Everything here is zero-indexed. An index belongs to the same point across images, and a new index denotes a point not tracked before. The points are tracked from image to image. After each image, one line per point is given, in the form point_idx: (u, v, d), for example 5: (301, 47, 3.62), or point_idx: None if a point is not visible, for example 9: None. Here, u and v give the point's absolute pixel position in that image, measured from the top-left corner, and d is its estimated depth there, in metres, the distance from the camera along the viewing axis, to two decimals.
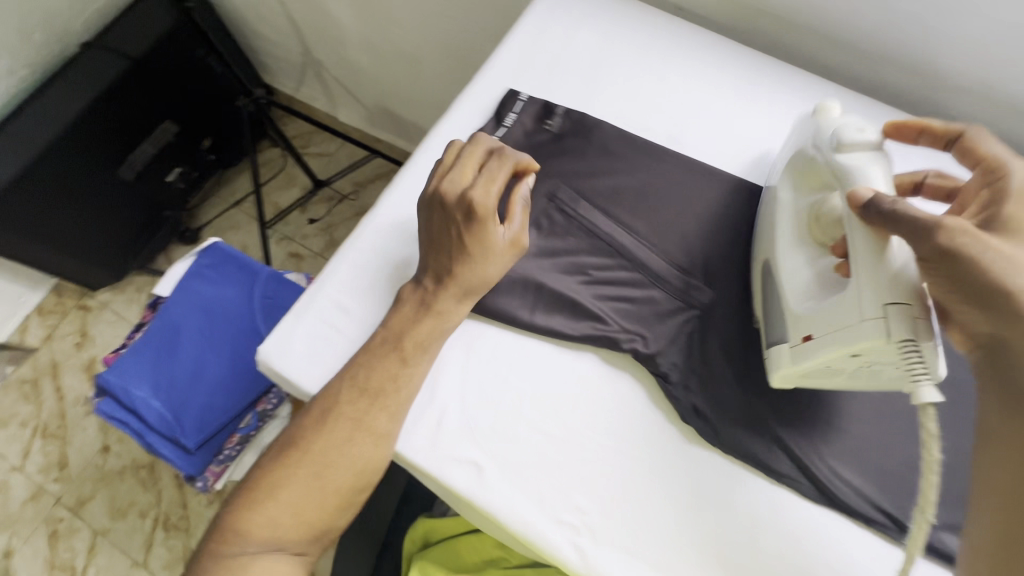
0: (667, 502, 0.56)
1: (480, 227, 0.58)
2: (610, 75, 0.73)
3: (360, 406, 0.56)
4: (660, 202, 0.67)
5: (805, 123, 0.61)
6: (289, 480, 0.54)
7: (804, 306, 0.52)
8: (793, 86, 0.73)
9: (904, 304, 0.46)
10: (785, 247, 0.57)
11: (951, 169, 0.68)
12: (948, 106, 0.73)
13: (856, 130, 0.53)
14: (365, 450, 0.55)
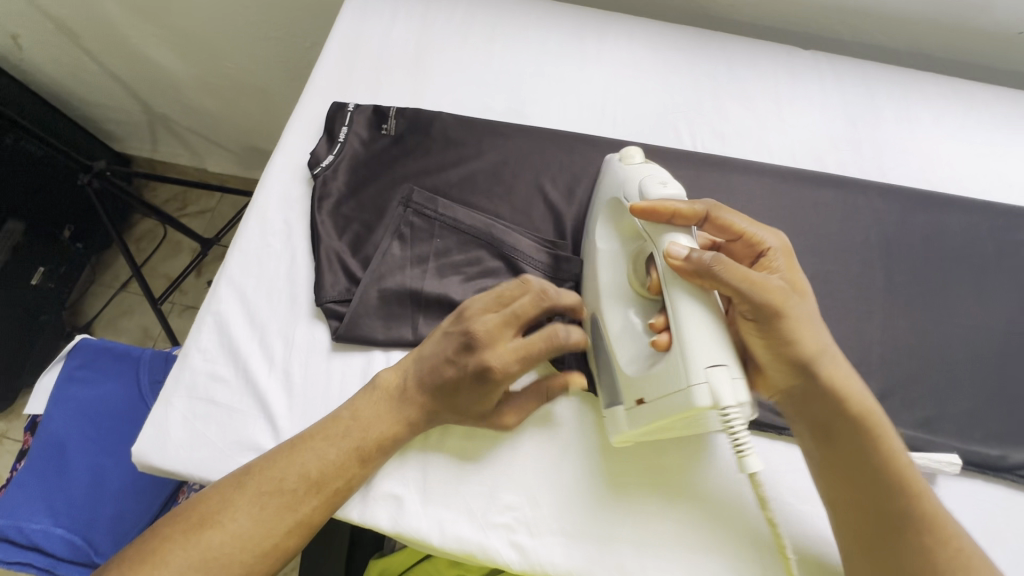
0: (590, 469, 0.56)
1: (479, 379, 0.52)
2: (437, 65, 0.71)
3: (289, 476, 0.51)
4: (517, 179, 0.66)
5: (610, 173, 0.59)
6: (191, 548, 0.47)
7: (636, 367, 0.50)
8: (620, 29, 0.73)
9: (725, 365, 0.45)
10: (608, 299, 0.54)
11: (780, 72, 0.70)
12: (758, 19, 0.76)
13: (660, 185, 0.51)
14: (287, 517, 0.50)
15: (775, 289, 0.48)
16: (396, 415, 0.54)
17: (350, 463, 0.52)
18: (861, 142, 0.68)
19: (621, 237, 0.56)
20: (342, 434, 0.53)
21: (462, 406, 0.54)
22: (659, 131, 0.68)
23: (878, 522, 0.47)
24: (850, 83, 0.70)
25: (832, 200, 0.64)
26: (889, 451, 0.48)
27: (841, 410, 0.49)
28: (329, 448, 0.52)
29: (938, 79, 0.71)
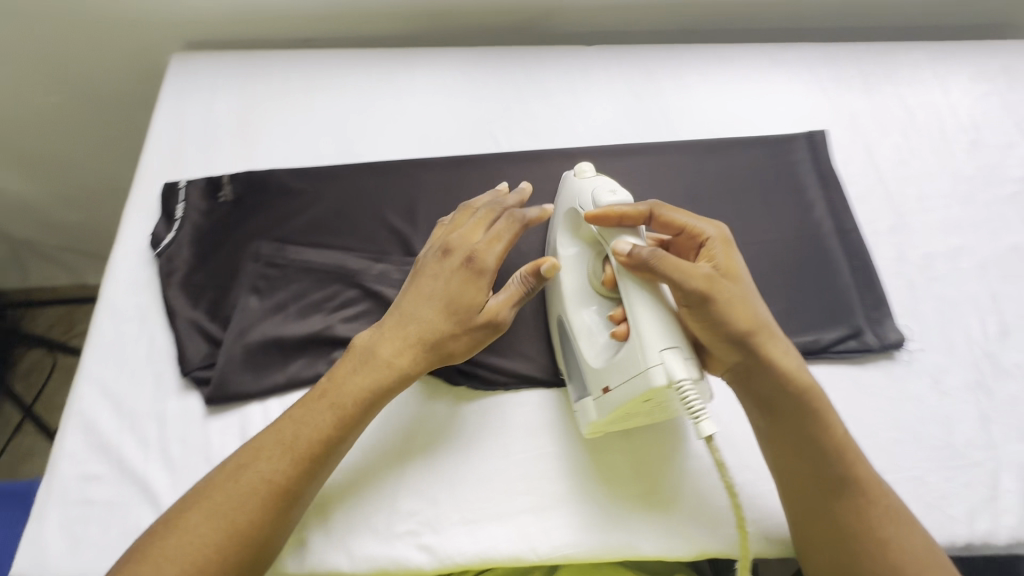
0: (481, 456, 0.59)
1: (457, 274, 0.57)
2: (263, 128, 0.76)
3: (271, 449, 0.51)
4: (359, 212, 0.70)
5: (566, 187, 0.63)
6: (171, 538, 0.47)
7: (599, 359, 0.55)
8: (426, 63, 0.80)
9: (676, 348, 0.49)
10: (571, 300, 0.59)
11: (571, 68, 0.80)
12: (546, 29, 0.86)
13: (610, 194, 0.57)
14: (262, 491, 0.49)
15: (709, 280, 0.51)
16: (393, 365, 0.55)
17: (335, 429, 0.53)
18: (651, 112, 0.78)
19: (582, 243, 0.60)
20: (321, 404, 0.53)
21: (439, 322, 0.56)
22: (479, 142, 0.76)
23: (816, 487, 0.51)
24: (631, 67, 0.81)
25: (633, 168, 0.73)
26: (834, 421, 0.53)
27: (784, 385, 0.52)
28: (319, 418, 0.53)
29: (700, 47, 0.83)
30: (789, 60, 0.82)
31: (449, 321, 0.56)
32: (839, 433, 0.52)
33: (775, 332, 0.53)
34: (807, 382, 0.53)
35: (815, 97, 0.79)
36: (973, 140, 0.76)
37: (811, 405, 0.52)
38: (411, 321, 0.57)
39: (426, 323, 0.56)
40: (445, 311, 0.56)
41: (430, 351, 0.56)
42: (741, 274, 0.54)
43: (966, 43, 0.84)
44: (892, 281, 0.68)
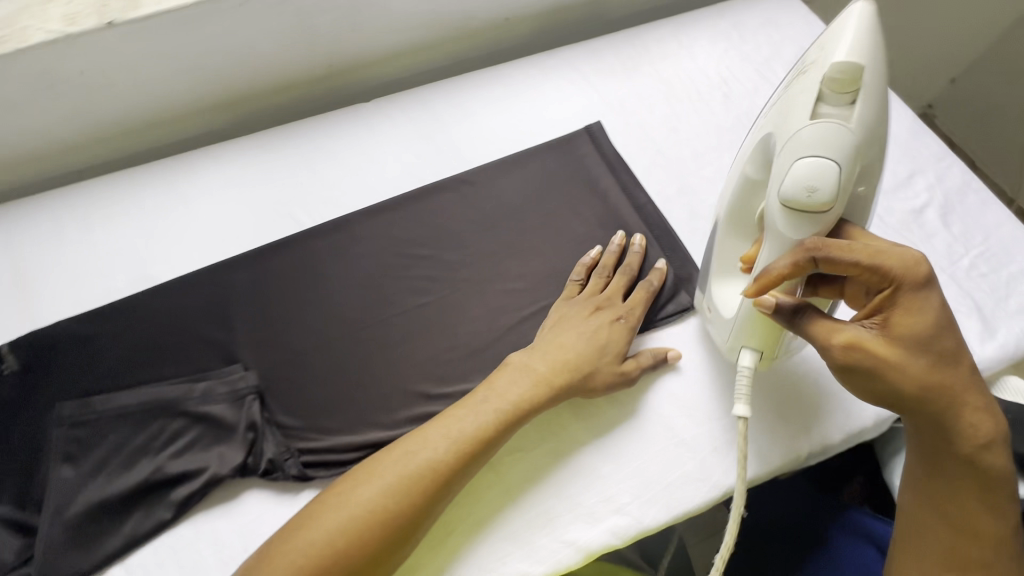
0: None
1: (614, 331, 0.64)
2: (44, 279, 0.70)
3: (382, 481, 0.54)
4: (168, 338, 0.66)
5: (791, 107, 0.52)
6: (303, 536, 0.51)
7: (722, 276, 0.62)
8: (207, 161, 0.78)
9: (752, 349, 0.57)
10: (729, 224, 0.60)
11: (356, 128, 0.81)
12: (324, 95, 0.87)
13: (807, 198, 0.49)
14: (372, 520, 0.52)
15: (882, 361, 0.47)
16: (546, 400, 0.60)
17: (446, 462, 0.55)
18: (441, 148, 0.80)
19: (758, 168, 0.56)
20: (438, 436, 0.56)
21: (586, 385, 0.61)
22: (280, 224, 0.74)
23: (938, 520, 0.52)
24: (413, 109, 0.83)
25: (436, 206, 0.75)
26: (1005, 485, 0.52)
27: (955, 453, 0.51)
28: (434, 448, 0.56)
29: (475, 73, 0.87)
30: (555, 64, 0.87)
31: (569, 385, 0.61)
32: (983, 453, 0.51)
33: (971, 425, 0.50)
34: (985, 439, 0.51)
35: (585, 92, 0.85)
36: (727, 93, 0.85)
37: (950, 419, 0.49)
38: (551, 387, 0.60)
39: (551, 382, 0.60)
40: (579, 382, 0.61)
41: (565, 396, 0.61)
42: (933, 329, 0.47)
43: (701, 10, 0.94)
44: (690, 238, 0.74)
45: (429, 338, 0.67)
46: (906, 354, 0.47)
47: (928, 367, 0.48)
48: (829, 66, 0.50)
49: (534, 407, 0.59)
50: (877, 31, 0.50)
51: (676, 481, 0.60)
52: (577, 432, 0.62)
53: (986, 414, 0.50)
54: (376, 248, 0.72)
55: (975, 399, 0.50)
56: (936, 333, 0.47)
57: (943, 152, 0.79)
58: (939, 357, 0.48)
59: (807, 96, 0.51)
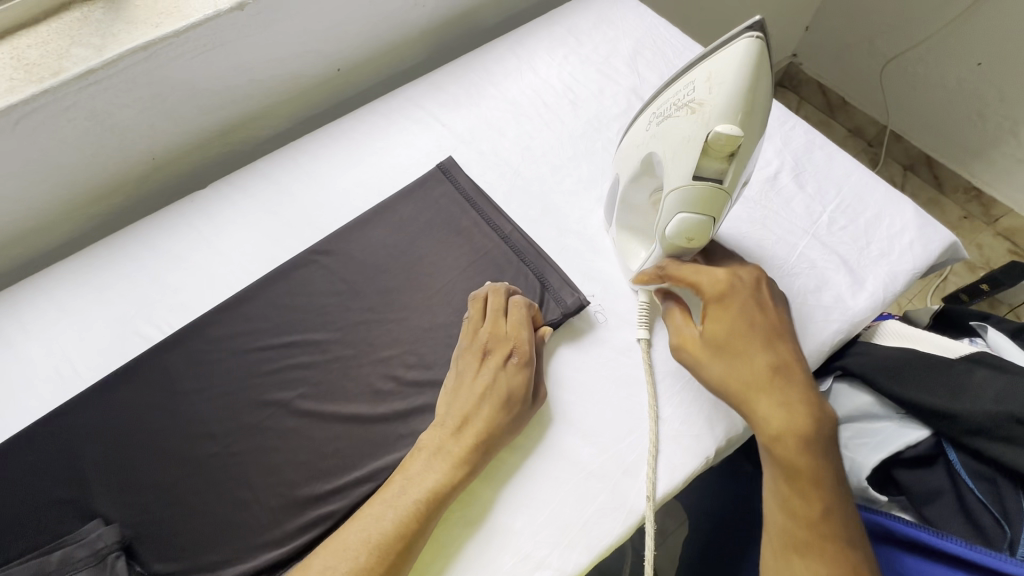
0: None
1: (513, 368, 0.60)
2: None
3: (366, 524, 0.53)
4: (9, 510, 0.58)
5: (674, 142, 0.47)
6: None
7: (625, 231, 0.66)
8: (29, 295, 0.70)
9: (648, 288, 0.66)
10: (634, 185, 0.60)
11: (195, 219, 0.75)
12: (153, 189, 0.80)
13: (686, 245, 0.50)
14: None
15: (694, 356, 0.58)
16: (467, 472, 0.56)
17: (371, 568, 0.50)
18: (292, 221, 0.75)
19: (646, 166, 0.57)
20: (355, 542, 0.52)
21: (507, 431, 0.58)
22: (125, 346, 0.67)
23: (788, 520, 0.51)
24: (254, 186, 0.77)
25: (294, 286, 0.70)
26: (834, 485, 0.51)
27: (780, 450, 0.52)
28: (352, 559, 0.51)
29: (315, 133, 0.82)
30: (397, 106, 0.84)
31: (489, 445, 0.57)
32: (794, 449, 0.52)
33: (778, 416, 0.53)
34: (791, 430, 0.52)
35: (433, 130, 0.82)
36: (573, 100, 0.85)
37: (751, 408, 0.54)
38: (471, 452, 0.57)
39: (467, 455, 0.56)
40: (497, 433, 0.58)
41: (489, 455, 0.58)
42: (736, 330, 0.56)
43: (534, 21, 0.94)
44: (563, 256, 0.72)
45: (308, 431, 0.62)
46: (715, 351, 0.56)
47: (736, 368, 0.55)
48: (707, 131, 0.44)
49: (450, 487, 0.55)
50: (762, 75, 0.43)
51: (592, 518, 0.57)
52: (482, 493, 0.58)
53: (793, 408, 0.53)
54: (236, 346, 0.66)
55: (774, 396, 0.53)
56: (734, 334, 0.56)
57: (786, 114, 0.81)
58: (736, 354, 0.56)
59: (689, 136, 0.46)
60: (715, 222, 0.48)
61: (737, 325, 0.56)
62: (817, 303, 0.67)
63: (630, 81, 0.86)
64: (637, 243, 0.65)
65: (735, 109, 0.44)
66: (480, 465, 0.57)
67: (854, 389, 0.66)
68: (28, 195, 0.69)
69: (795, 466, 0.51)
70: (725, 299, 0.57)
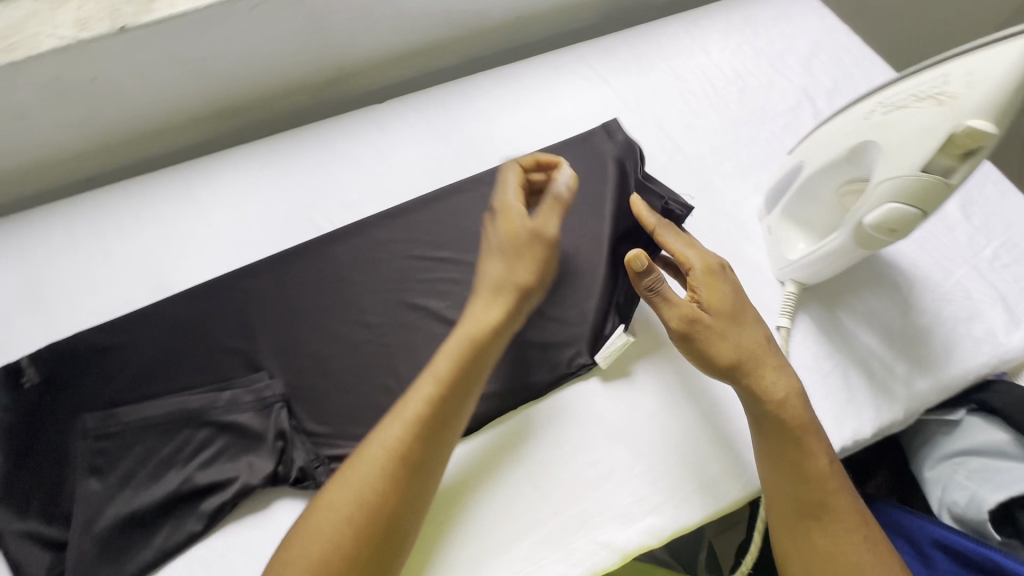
0: None
1: (505, 216, 0.62)
2: (61, 289, 0.69)
3: (421, 404, 0.55)
4: (188, 346, 0.65)
5: (916, 132, 0.51)
6: (297, 551, 0.50)
7: (785, 221, 0.68)
8: (220, 166, 0.77)
9: (794, 282, 0.68)
10: (812, 177, 0.62)
11: (371, 130, 0.80)
12: (333, 96, 0.86)
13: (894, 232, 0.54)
14: (360, 522, 0.50)
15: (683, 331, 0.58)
16: (481, 324, 0.58)
17: (409, 445, 0.53)
18: (458, 149, 0.79)
19: (854, 152, 0.58)
20: (391, 419, 0.55)
21: (512, 271, 0.60)
22: (298, 229, 0.73)
23: (802, 487, 0.55)
24: (427, 110, 0.82)
25: (456, 208, 0.74)
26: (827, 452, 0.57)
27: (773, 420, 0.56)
28: (387, 434, 0.54)
29: (489, 73, 0.86)
30: (568, 63, 0.87)
31: (501, 288, 0.60)
32: (795, 413, 0.57)
33: (772, 390, 0.57)
34: (784, 397, 0.57)
35: (599, 91, 0.84)
36: (742, 89, 0.85)
37: (760, 382, 0.57)
38: (478, 299, 0.60)
39: (484, 308, 0.59)
40: (509, 275, 0.60)
41: (510, 304, 0.60)
42: (733, 308, 0.59)
43: (712, 5, 0.94)
44: (713, 234, 0.73)
45: None
46: (716, 331, 0.58)
47: (731, 344, 0.58)
48: (959, 124, 0.49)
49: (472, 350, 0.57)
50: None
51: (708, 480, 0.60)
52: (608, 432, 0.62)
53: (778, 377, 0.58)
54: (397, 251, 0.71)
55: (770, 368, 0.58)
56: (736, 307, 0.59)
57: None
58: (723, 325, 0.58)
59: (937, 128, 0.50)
60: (930, 212, 0.52)
61: (733, 298, 0.60)
62: (967, 332, 0.67)
63: (802, 81, 0.86)
64: (796, 236, 0.67)
65: (993, 110, 0.48)
66: (492, 318, 0.59)
67: (987, 424, 0.65)
68: (239, 76, 0.76)
69: (801, 429, 0.56)
70: (716, 279, 0.60)
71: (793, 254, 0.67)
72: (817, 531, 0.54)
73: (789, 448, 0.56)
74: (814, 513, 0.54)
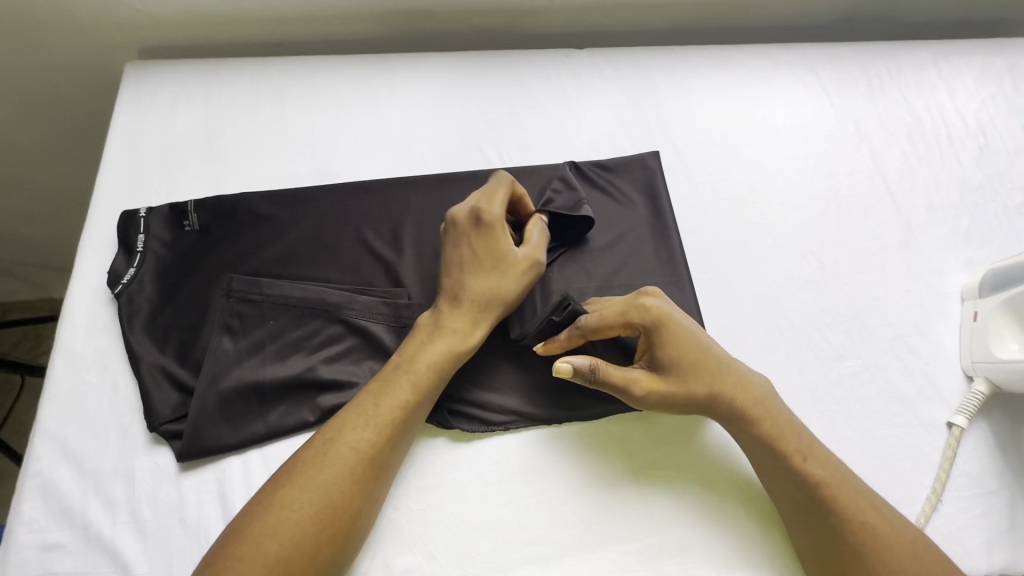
0: (500, 485, 0.56)
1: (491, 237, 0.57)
2: (233, 145, 0.70)
3: (395, 401, 0.52)
4: (339, 239, 0.64)
5: None
6: (251, 548, 0.45)
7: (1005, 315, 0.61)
8: (406, 69, 0.75)
9: (986, 379, 0.60)
10: None
11: (563, 77, 0.75)
12: (531, 28, 0.81)
13: None
14: (321, 527, 0.47)
15: (648, 382, 0.53)
16: (455, 335, 0.55)
17: (376, 453, 0.50)
18: (649, 121, 0.73)
19: None
20: (356, 422, 0.51)
21: (495, 297, 0.57)
22: (466, 156, 0.70)
23: (801, 490, 0.52)
24: (627, 71, 0.76)
25: (601, 184, 0.68)
26: (805, 444, 0.54)
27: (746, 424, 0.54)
28: (352, 434, 0.50)
29: (701, 49, 0.78)
30: (792, 61, 0.77)
31: (477, 305, 0.56)
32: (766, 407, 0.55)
33: (750, 402, 0.54)
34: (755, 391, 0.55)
35: (818, 103, 0.75)
36: (982, 148, 0.73)
37: (737, 389, 0.54)
38: (452, 315, 0.56)
39: (459, 323, 0.56)
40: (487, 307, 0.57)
41: (476, 309, 0.56)
42: (694, 351, 0.54)
43: (971, 41, 0.81)
44: (902, 300, 0.65)
45: None
46: (666, 370, 0.54)
47: (668, 371, 0.54)
48: None
49: (447, 358, 0.55)
50: None
51: None
52: (724, 470, 0.59)
53: (775, 403, 0.56)
54: None
55: (742, 386, 0.55)
56: (693, 357, 0.54)
57: None
58: (677, 370, 0.53)
59: None
60: None
61: (692, 348, 0.54)
62: None
63: None
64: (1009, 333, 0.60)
65: None
66: (469, 337, 0.56)
67: None
68: None
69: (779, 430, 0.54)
70: (664, 326, 0.54)
71: (1000, 350, 0.59)
72: (824, 533, 0.51)
73: (772, 466, 0.54)
74: (813, 511, 0.51)
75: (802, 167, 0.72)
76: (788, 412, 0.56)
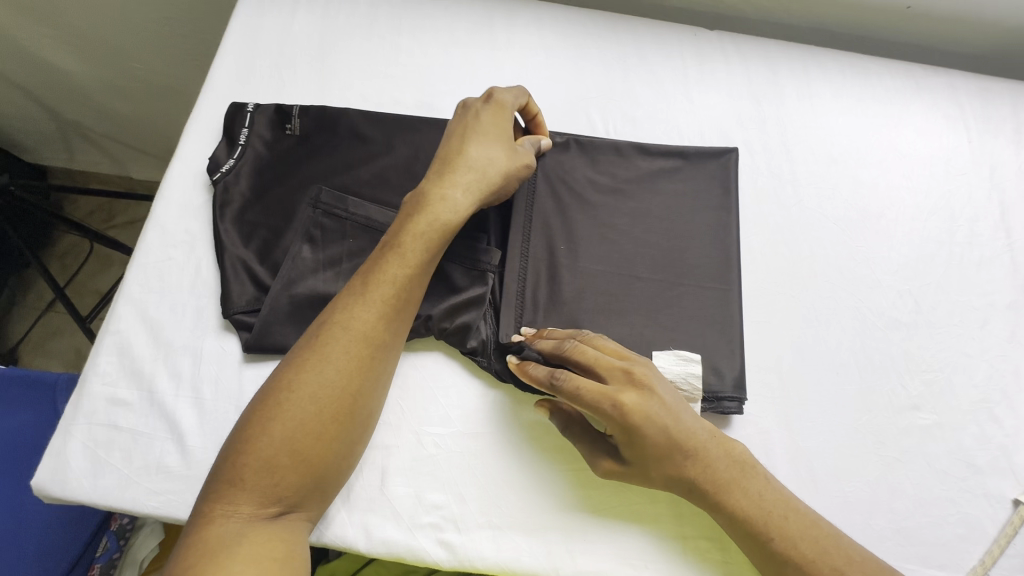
0: (539, 448, 0.56)
1: (498, 116, 0.57)
2: (344, 59, 0.70)
3: (398, 274, 0.51)
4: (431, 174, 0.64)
5: None
6: (257, 431, 0.44)
7: None
8: (527, 17, 0.72)
9: None
10: None
11: (685, 56, 0.72)
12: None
13: None
14: (323, 408, 0.46)
15: (612, 466, 0.52)
16: (445, 205, 0.54)
17: (376, 330, 0.49)
18: (767, 120, 0.69)
19: None
20: (361, 304, 0.49)
21: (492, 170, 0.55)
22: (571, 117, 0.68)
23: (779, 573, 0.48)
24: (755, 63, 0.72)
25: (688, 180, 0.64)
26: (788, 522, 0.49)
27: (712, 501, 0.50)
28: (356, 312, 0.49)
29: (838, 54, 0.73)
30: (935, 87, 0.71)
31: (469, 177, 0.55)
32: (733, 486, 0.49)
33: (724, 484, 0.49)
34: (729, 465, 0.50)
35: (956, 137, 0.69)
36: None
37: (699, 470, 0.49)
38: (443, 183, 0.54)
39: (453, 197, 0.54)
40: (481, 174, 0.55)
41: (477, 189, 0.55)
42: (661, 444, 0.49)
43: None
44: (995, 364, 0.61)
45: (662, 316, 0.58)
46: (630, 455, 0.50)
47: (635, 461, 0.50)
48: None
49: (440, 229, 0.53)
50: None
51: None
52: None
53: (744, 481, 0.50)
54: (649, 190, 0.63)
55: (713, 459, 0.50)
56: (660, 452, 0.49)
57: None
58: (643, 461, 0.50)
59: None
60: None
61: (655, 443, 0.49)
62: None
63: None
64: None
65: None
66: (462, 204, 0.54)
67: None
68: None
69: (751, 514, 0.49)
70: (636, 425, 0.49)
71: None
72: None
73: (745, 539, 0.49)
74: None
75: (920, 203, 0.67)
76: (766, 482, 0.50)
